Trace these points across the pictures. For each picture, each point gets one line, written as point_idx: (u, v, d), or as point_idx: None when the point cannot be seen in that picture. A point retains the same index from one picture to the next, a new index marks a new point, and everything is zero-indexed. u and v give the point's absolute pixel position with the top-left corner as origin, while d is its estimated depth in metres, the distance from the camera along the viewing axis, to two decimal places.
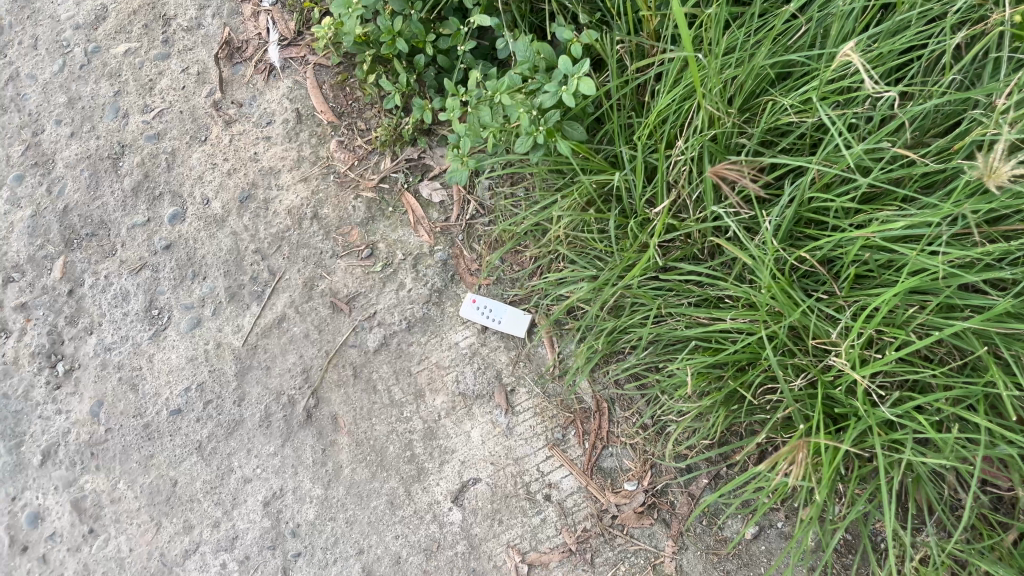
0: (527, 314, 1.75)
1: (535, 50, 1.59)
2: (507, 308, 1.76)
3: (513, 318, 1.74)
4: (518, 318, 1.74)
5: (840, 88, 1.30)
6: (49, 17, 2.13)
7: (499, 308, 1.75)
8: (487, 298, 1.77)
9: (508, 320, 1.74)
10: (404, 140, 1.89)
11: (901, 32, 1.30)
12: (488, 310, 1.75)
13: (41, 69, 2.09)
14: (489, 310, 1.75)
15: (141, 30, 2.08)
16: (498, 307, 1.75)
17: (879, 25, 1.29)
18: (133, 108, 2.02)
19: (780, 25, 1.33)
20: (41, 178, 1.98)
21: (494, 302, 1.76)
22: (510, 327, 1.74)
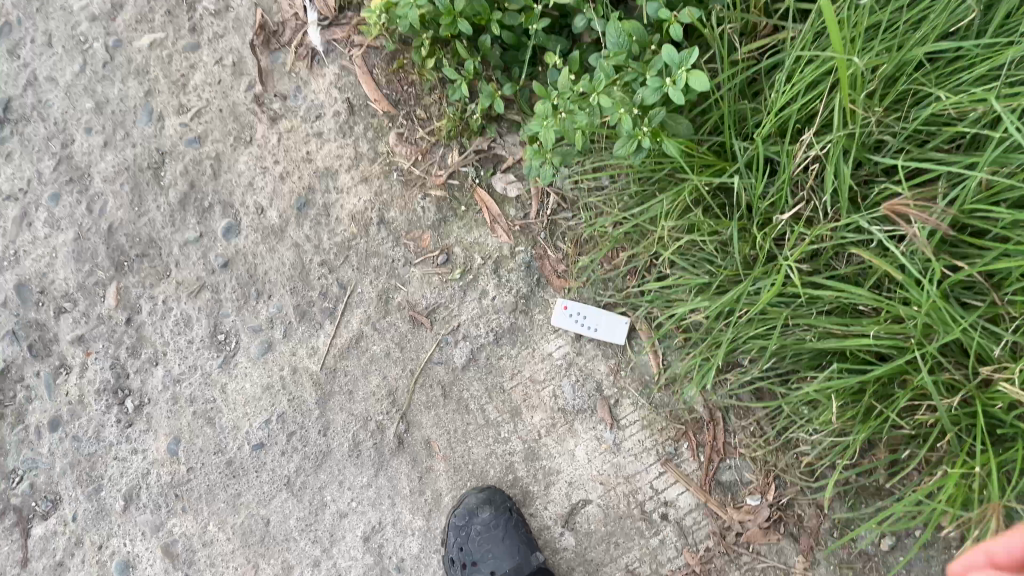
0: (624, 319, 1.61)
1: (627, 33, 1.38)
2: (602, 312, 1.61)
3: (609, 325, 1.61)
4: (615, 325, 1.60)
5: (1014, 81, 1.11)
6: (60, 9, 1.88)
7: (593, 315, 1.61)
8: (579, 304, 1.62)
9: (604, 327, 1.61)
10: (472, 130, 1.71)
11: None
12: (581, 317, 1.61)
13: (60, 71, 1.86)
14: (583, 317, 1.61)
15: (165, 18, 1.86)
16: (592, 314, 1.61)
17: None
18: (168, 110, 1.83)
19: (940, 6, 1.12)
20: (79, 196, 1.82)
21: (587, 307, 1.62)
22: (608, 335, 1.60)
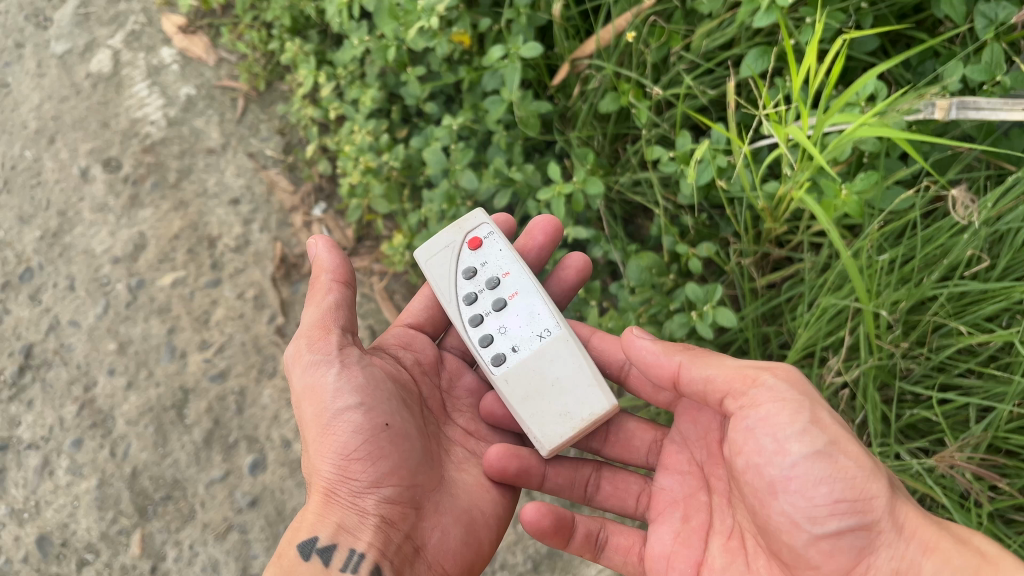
0: (608, 403, 1.20)
1: (647, 269, 1.41)
2: (567, 336, 1.26)
3: (557, 385, 1.23)
4: (579, 413, 1.20)
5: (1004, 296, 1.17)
6: (83, 252, 1.97)
7: (527, 320, 1.29)
8: (522, 270, 1.33)
9: (514, 366, 1.26)
10: None
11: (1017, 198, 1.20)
12: (487, 295, 1.32)
13: (83, 313, 1.91)
14: (486, 302, 1.31)
15: (186, 255, 1.95)
16: (518, 314, 1.30)
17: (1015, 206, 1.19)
18: (191, 346, 1.87)
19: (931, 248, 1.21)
20: (101, 440, 1.80)
21: (526, 290, 1.31)
22: (521, 399, 1.23)
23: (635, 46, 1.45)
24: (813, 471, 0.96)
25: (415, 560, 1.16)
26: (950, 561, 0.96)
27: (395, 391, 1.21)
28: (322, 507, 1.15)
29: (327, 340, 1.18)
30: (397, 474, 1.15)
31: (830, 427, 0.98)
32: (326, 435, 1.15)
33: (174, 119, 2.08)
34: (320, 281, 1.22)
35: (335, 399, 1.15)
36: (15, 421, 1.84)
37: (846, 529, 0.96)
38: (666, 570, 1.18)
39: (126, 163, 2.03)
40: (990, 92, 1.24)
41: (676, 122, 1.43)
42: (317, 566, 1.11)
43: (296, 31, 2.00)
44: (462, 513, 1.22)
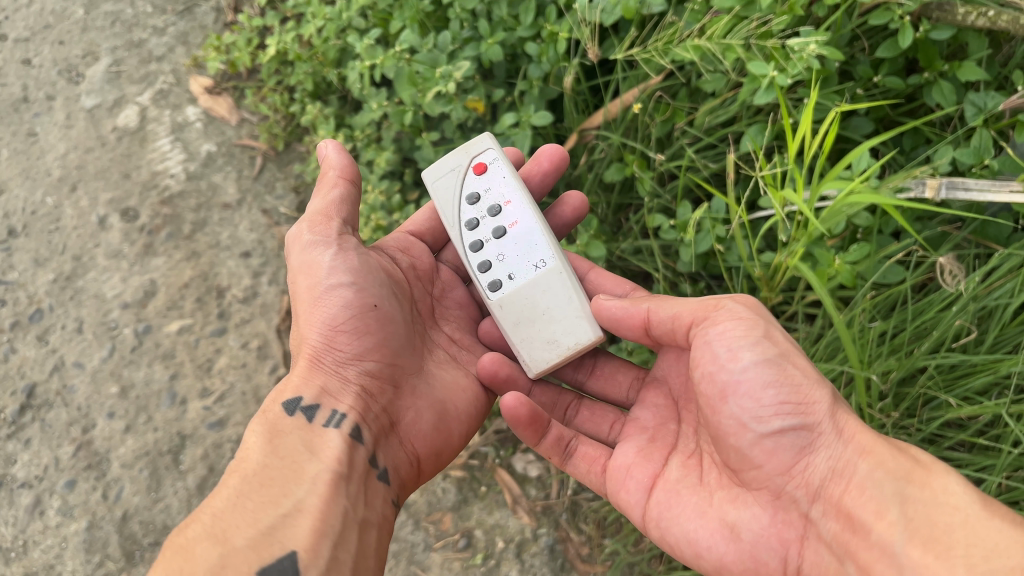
0: (591, 337, 1.32)
1: None
2: (560, 270, 1.36)
3: (547, 315, 1.34)
4: (565, 341, 1.33)
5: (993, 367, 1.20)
6: (94, 296, 2.00)
7: (523, 249, 1.38)
8: (524, 201, 1.41)
9: (509, 292, 1.36)
10: (493, 411, 1.76)
11: (1006, 277, 1.25)
12: (487, 221, 1.41)
13: (88, 355, 1.94)
14: (486, 229, 1.41)
15: (194, 303, 1.99)
16: (516, 242, 1.39)
17: (1003, 282, 1.23)
18: (191, 393, 1.89)
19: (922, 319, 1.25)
20: (94, 482, 1.80)
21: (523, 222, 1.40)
22: (512, 324, 1.35)
23: (641, 118, 1.51)
24: (761, 375, 1.07)
25: (390, 433, 1.28)
26: (883, 463, 1.05)
27: (388, 280, 1.34)
28: (306, 372, 1.26)
29: (328, 224, 1.31)
30: (381, 349, 1.28)
31: (780, 342, 1.10)
32: (317, 304, 1.27)
33: (193, 173, 2.15)
34: (326, 176, 1.36)
35: (329, 275, 1.27)
36: (11, 459, 1.85)
37: (789, 428, 1.07)
38: (624, 480, 1.26)
39: (144, 213, 2.09)
40: (980, 175, 1.29)
41: (678, 193, 1.49)
42: (301, 420, 1.21)
43: (317, 96, 2.09)
44: (435, 402, 1.33)
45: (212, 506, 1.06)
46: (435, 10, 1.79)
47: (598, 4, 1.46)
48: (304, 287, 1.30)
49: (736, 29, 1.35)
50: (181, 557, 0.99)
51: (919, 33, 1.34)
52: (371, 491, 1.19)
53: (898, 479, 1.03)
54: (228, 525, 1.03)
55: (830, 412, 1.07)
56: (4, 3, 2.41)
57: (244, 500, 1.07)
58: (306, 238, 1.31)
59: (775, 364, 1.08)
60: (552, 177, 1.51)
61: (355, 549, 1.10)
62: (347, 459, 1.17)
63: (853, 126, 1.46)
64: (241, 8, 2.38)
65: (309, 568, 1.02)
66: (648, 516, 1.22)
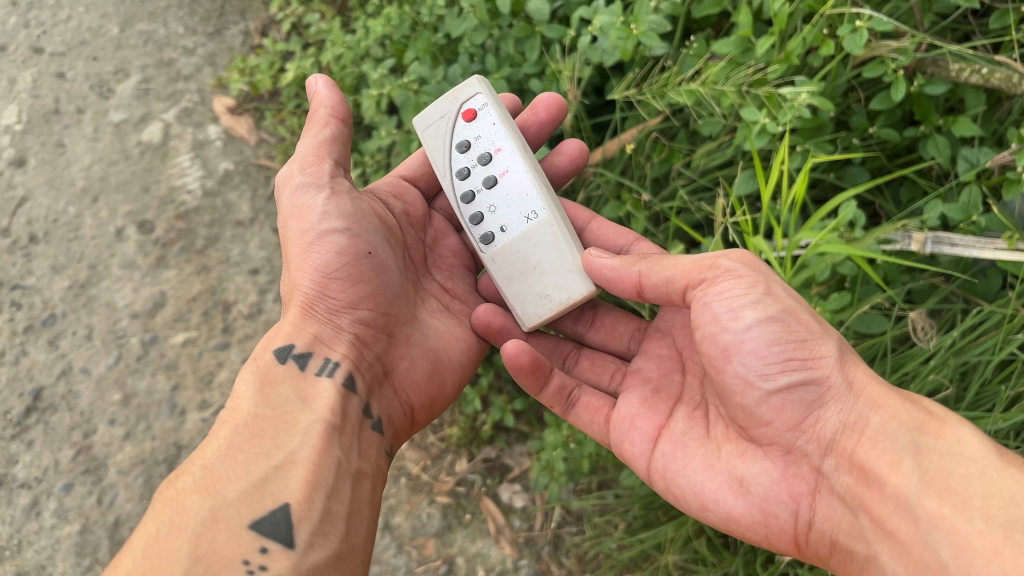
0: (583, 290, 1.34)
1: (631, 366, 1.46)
2: (551, 220, 1.37)
3: (538, 268, 1.37)
4: (557, 295, 1.36)
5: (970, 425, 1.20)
6: (105, 304, 2.06)
7: (516, 200, 1.40)
8: (513, 145, 1.42)
9: (502, 246, 1.40)
10: (483, 439, 1.78)
11: (989, 334, 1.24)
12: (479, 169, 1.44)
13: (95, 362, 1.99)
14: (478, 178, 1.44)
15: (201, 316, 2.05)
16: (507, 192, 1.41)
17: (985, 339, 1.23)
18: (191, 404, 1.94)
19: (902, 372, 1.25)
20: (91, 487, 1.84)
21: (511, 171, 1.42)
22: (506, 279, 1.39)
23: (636, 158, 1.54)
24: (763, 334, 1.08)
25: (384, 381, 1.32)
26: (896, 415, 1.06)
27: (381, 226, 1.37)
28: (299, 320, 1.29)
29: (319, 166, 1.33)
30: (374, 297, 1.31)
31: (782, 298, 1.10)
32: (309, 250, 1.29)
33: (210, 190, 2.21)
34: (317, 115, 1.36)
35: (322, 220, 1.29)
36: (13, 458, 1.90)
37: (795, 383, 1.08)
38: (628, 430, 1.30)
39: (160, 226, 2.15)
40: (967, 231, 1.29)
41: (669, 234, 1.50)
42: (292, 368, 1.23)
43: None
44: (428, 351, 1.39)
45: (202, 456, 1.08)
46: (448, 43, 1.83)
47: (600, 45, 1.48)
48: (295, 231, 1.32)
49: (731, 76, 1.38)
50: (172, 509, 1.00)
51: (913, 87, 1.36)
52: (365, 440, 1.23)
53: (911, 432, 1.04)
54: (217, 477, 1.05)
55: (839, 364, 1.08)
56: (45, 17, 2.47)
57: (234, 454, 1.08)
58: (296, 182, 1.32)
59: (780, 321, 1.08)
60: (547, 128, 1.54)
61: (348, 499, 1.12)
62: (341, 408, 1.21)
63: (848, 175, 1.46)
64: (268, 33, 2.47)
65: (302, 519, 1.05)
66: (652, 467, 1.26)
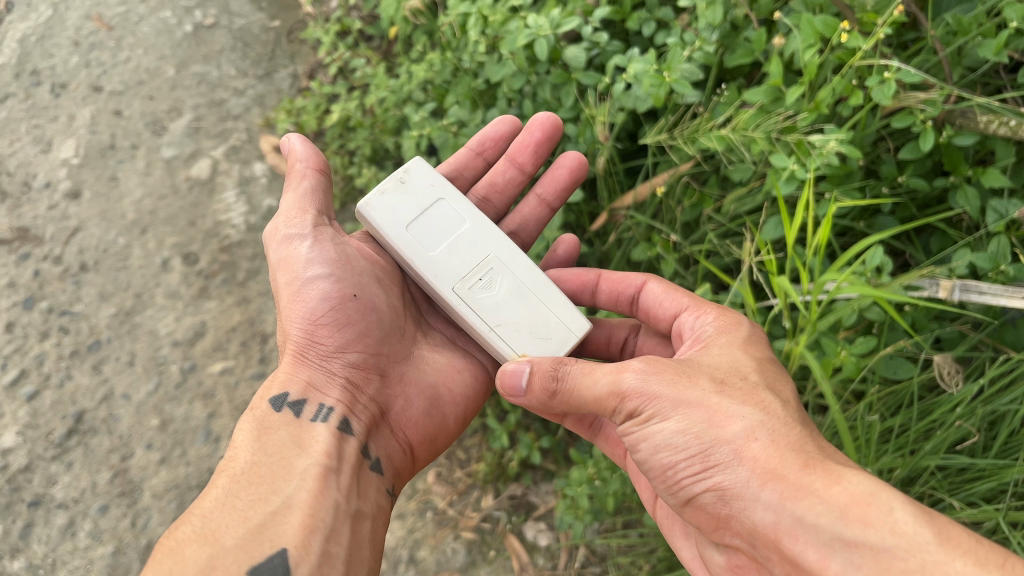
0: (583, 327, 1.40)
1: None
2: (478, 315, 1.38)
3: None
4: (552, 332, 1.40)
5: (998, 475, 1.20)
6: (148, 332, 2.12)
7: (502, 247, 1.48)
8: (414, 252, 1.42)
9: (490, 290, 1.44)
10: (509, 476, 1.79)
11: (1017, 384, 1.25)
12: None
13: (136, 388, 2.05)
14: None
15: (239, 346, 2.11)
16: None
17: (1013, 388, 1.23)
18: (226, 432, 1.99)
19: (928, 418, 1.25)
20: (125, 509, 1.89)
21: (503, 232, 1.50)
22: None
23: (667, 202, 1.59)
24: (660, 457, 1.09)
25: (381, 421, 1.36)
26: (813, 508, 0.94)
27: (370, 270, 1.40)
28: (292, 367, 1.32)
29: (302, 217, 1.37)
30: (365, 340, 1.34)
31: (684, 406, 1.07)
32: (294, 301, 1.33)
33: (253, 226, 2.30)
34: (294, 168, 1.41)
35: (307, 268, 1.33)
36: (52, 479, 1.93)
37: (704, 491, 1.05)
38: (642, 475, 1.38)
39: (203, 259, 2.23)
40: (995, 280, 1.29)
41: (699, 276, 1.52)
42: (288, 415, 1.26)
43: (374, 161, 2.20)
44: (426, 388, 1.42)
45: (201, 507, 1.11)
46: (487, 88, 1.89)
47: (634, 92, 1.53)
48: (281, 282, 1.36)
49: (761, 123, 1.41)
50: (171, 559, 1.03)
51: (941, 138, 1.38)
52: (364, 481, 1.26)
53: (836, 521, 0.92)
54: (216, 526, 1.07)
55: (737, 462, 1.02)
56: (105, 58, 2.55)
57: (230, 503, 1.11)
58: (285, 234, 1.36)
59: (670, 436, 1.07)
60: (542, 148, 1.59)
61: (348, 541, 1.14)
62: (336, 452, 1.23)
63: (877, 223, 1.48)
64: (316, 76, 2.58)
65: (301, 562, 1.06)
66: (661, 515, 1.35)
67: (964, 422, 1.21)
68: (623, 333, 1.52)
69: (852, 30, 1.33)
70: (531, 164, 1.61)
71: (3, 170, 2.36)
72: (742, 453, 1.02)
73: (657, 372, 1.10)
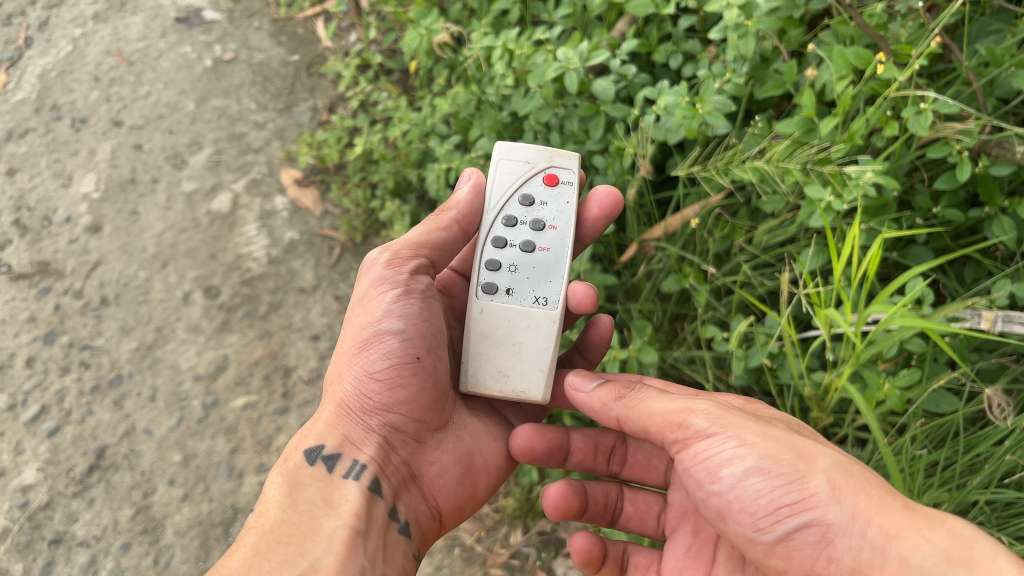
0: (541, 397, 1.35)
1: None
2: (555, 317, 1.38)
3: (516, 347, 1.37)
4: (515, 383, 1.35)
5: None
6: (170, 366, 2.11)
7: (538, 277, 1.41)
8: (568, 234, 1.44)
9: (497, 303, 1.39)
10: (538, 511, 1.76)
11: None
12: (527, 228, 1.44)
13: (157, 423, 2.03)
14: (522, 233, 1.43)
15: (261, 380, 2.10)
16: (535, 267, 1.41)
17: None
18: (249, 467, 1.98)
19: (976, 454, 1.22)
20: (147, 547, 1.87)
21: (555, 264, 1.42)
22: (485, 333, 1.37)
23: (699, 233, 1.57)
24: (745, 489, 1.08)
25: (411, 484, 1.33)
26: (919, 547, 0.98)
27: (441, 325, 1.35)
28: (333, 419, 1.31)
29: (406, 261, 1.34)
30: (410, 404, 1.30)
31: (760, 439, 1.10)
32: (362, 347, 1.30)
33: (274, 258, 2.29)
34: (445, 215, 1.43)
35: (382, 318, 1.29)
36: (73, 516, 1.91)
37: (792, 529, 1.05)
38: None
39: (225, 292, 2.22)
40: None
41: (733, 307, 1.52)
42: (322, 470, 1.25)
43: (396, 194, 2.21)
44: (462, 453, 1.38)
45: (229, 565, 1.11)
46: (512, 121, 1.90)
47: (664, 123, 1.52)
48: (356, 319, 1.34)
49: (795, 154, 1.41)
50: None
51: (977, 168, 1.37)
52: (389, 545, 1.24)
53: (941, 564, 0.97)
54: None
55: (833, 499, 1.03)
56: (125, 93, 2.57)
57: (260, 564, 1.10)
58: (378, 269, 1.33)
59: (757, 459, 1.08)
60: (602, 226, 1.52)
61: None
62: (365, 514, 1.22)
63: (911, 254, 1.46)
64: (335, 109, 2.60)
65: None
66: None
67: (1012, 457, 1.18)
68: (611, 440, 1.50)
69: (886, 61, 1.33)
70: (591, 235, 1.55)
71: (24, 205, 2.36)
72: (837, 484, 1.04)
73: (732, 413, 1.15)
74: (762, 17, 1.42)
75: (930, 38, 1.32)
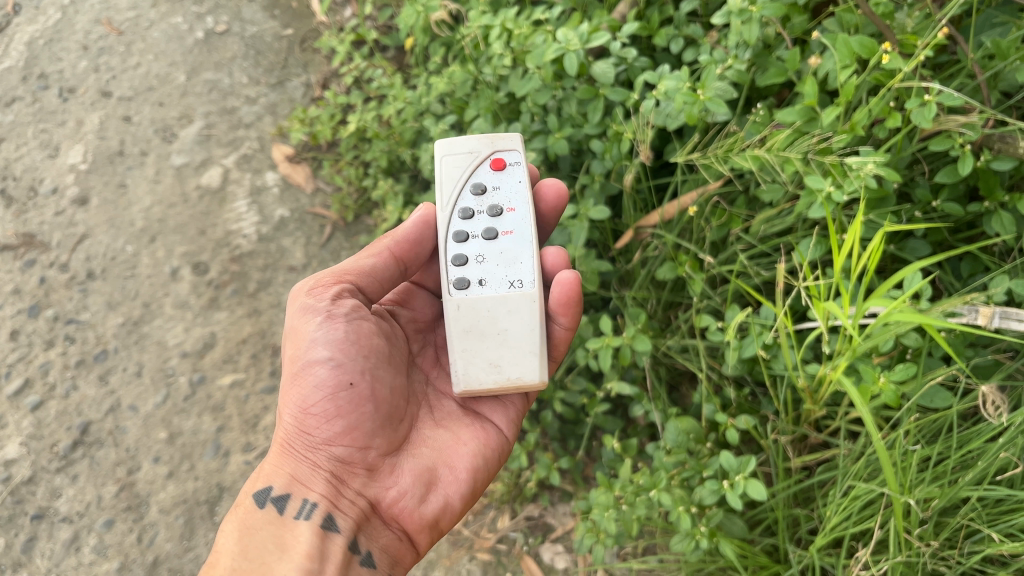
0: (537, 379, 1.34)
1: (684, 430, 1.45)
2: (533, 296, 1.37)
3: (501, 335, 1.35)
4: (508, 371, 1.33)
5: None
6: (156, 343, 2.08)
7: (508, 261, 1.40)
8: (528, 214, 1.43)
9: (473, 296, 1.36)
10: (526, 497, 1.75)
11: None
12: (484, 217, 1.42)
13: (143, 400, 2.01)
14: (480, 223, 1.41)
15: (249, 359, 2.08)
16: (503, 252, 1.40)
17: None
18: (235, 446, 1.96)
19: (968, 451, 1.22)
20: (131, 524, 1.85)
21: (520, 246, 1.41)
22: (463, 330, 1.35)
23: (696, 221, 1.56)
24: None
25: (370, 515, 1.29)
26: None
27: (379, 346, 1.31)
28: (278, 458, 1.28)
29: (328, 290, 1.31)
30: (352, 433, 1.26)
31: None
32: (294, 383, 1.27)
33: (264, 236, 2.26)
34: (377, 240, 1.40)
35: (310, 350, 1.26)
36: (56, 492, 1.89)
37: None
38: None
39: (213, 268, 2.19)
40: None
41: (728, 296, 1.50)
42: (271, 513, 1.24)
43: (389, 173, 2.18)
44: (424, 471, 1.33)
45: None
46: (509, 102, 1.87)
47: (664, 109, 1.50)
48: (288, 356, 1.31)
49: (796, 143, 1.39)
50: None
51: (979, 162, 1.35)
52: None
53: None
54: None
55: None
56: (114, 63, 2.52)
57: None
58: (304, 301, 1.30)
59: None
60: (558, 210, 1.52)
61: None
62: (319, 552, 1.21)
63: (909, 247, 1.45)
64: (329, 86, 2.56)
65: None
66: None
67: (1006, 454, 1.18)
68: None
69: (891, 51, 1.31)
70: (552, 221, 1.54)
71: (9, 175, 2.32)
72: None
73: None
74: (766, 3, 1.39)
75: (936, 29, 1.30)
